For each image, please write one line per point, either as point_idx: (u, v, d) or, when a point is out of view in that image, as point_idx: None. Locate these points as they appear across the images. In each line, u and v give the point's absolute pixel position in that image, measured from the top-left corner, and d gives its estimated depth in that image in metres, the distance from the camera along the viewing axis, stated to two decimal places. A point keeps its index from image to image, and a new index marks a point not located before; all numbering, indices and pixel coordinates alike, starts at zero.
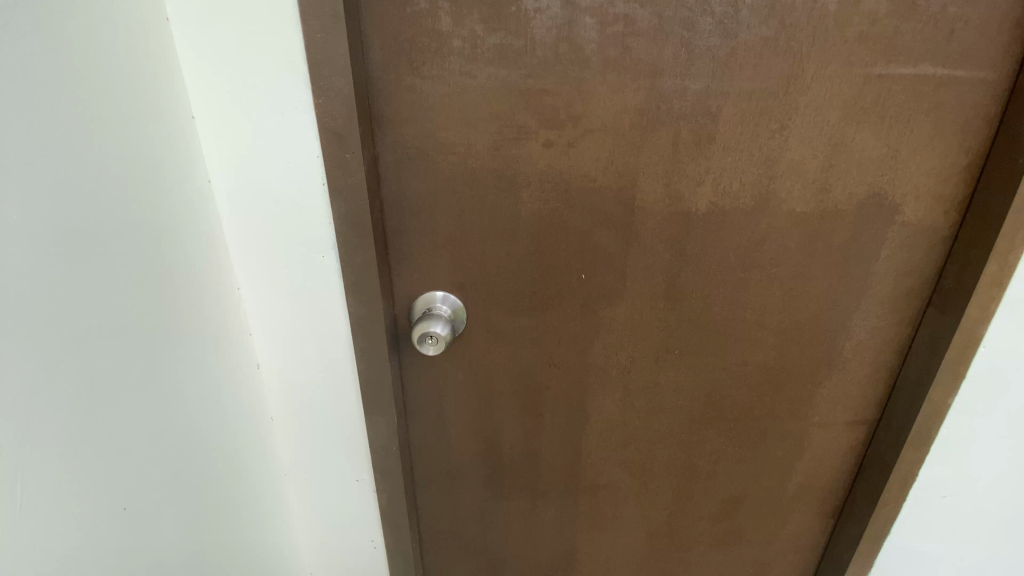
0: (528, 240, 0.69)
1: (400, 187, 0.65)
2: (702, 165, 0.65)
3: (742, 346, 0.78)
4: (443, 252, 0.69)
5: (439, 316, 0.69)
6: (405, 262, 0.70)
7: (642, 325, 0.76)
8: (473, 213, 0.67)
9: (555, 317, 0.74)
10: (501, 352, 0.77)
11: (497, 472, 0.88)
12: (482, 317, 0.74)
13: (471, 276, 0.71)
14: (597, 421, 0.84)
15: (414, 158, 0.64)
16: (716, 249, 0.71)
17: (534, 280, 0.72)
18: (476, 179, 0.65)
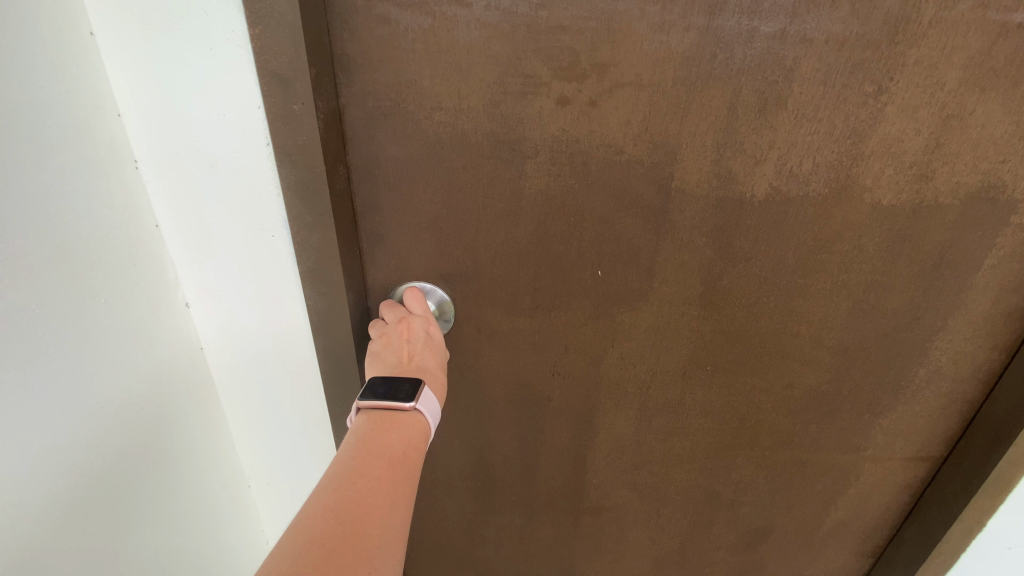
0: (531, 225, 0.55)
1: (372, 151, 0.51)
2: (764, 138, 0.49)
3: (789, 367, 0.64)
4: (427, 234, 0.56)
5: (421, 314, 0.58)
6: (378, 244, 0.57)
7: (668, 334, 0.62)
8: (463, 188, 0.53)
9: (563, 320, 0.61)
10: (494, 358, 0.64)
11: (487, 486, 0.76)
12: (473, 316, 0.61)
13: (460, 266, 0.57)
14: (606, 439, 0.71)
15: (389, 114, 0.49)
16: (770, 247, 0.56)
17: (539, 275, 0.58)
18: (467, 145, 0.50)
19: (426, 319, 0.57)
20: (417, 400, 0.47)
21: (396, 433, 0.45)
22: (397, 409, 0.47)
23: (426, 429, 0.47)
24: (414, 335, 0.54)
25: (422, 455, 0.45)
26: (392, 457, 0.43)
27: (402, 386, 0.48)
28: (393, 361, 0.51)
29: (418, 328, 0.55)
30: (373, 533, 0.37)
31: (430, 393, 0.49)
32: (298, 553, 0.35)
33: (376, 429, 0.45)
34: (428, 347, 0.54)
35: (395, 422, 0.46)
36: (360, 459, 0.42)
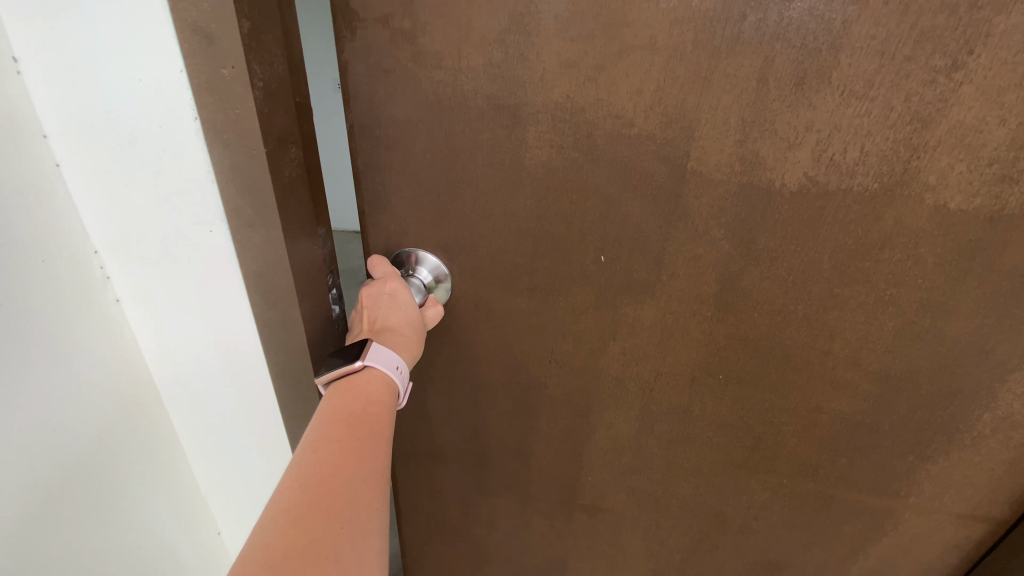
0: (530, 199, 0.51)
1: (372, 108, 0.50)
2: (800, 118, 0.43)
3: (817, 388, 0.56)
4: (424, 200, 0.54)
5: (410, 280, 0.57)
6: (376, 207, 0.56)
7: (675, 335, 0.57)
8: (461, 153, 0.50)
9: (561, 305, 0.57)
10: (487, 337, 0.61)
11: (481, 466, 0.74)
12: (469, 291, 0.58)
13: (458, 237, 0.55)
14: (604, 438, 0.67)
15: (389, 70, 0.48)
16: (802, 247, 0.48)
17: (538, 254, 0.54)
18: (466, 108, 0.48)
19: (385, 279, 0.55)
20: (366, 358, 0.49)
21: (355, 394, 0.48)
22: (353, 371, 0.49)
23: (387, 381, 0.50)
24: (375, 299, 0.54)
25: (384, 408, 0.48)
26: (353, 416, 0.46)
27: (353, 351, 0.50)
28: (359, 333, 0.54)
29: (378, 289, 0.55)
30: (341, 489, 0.41)
31: (384, 348, 0.51)
32: (270, 517, 0.38)
33: (337, 396, 0.48)
34: (384, 309, 0.54)
35: (354, 383, 0.49)
36: (323, 426, 0.45)
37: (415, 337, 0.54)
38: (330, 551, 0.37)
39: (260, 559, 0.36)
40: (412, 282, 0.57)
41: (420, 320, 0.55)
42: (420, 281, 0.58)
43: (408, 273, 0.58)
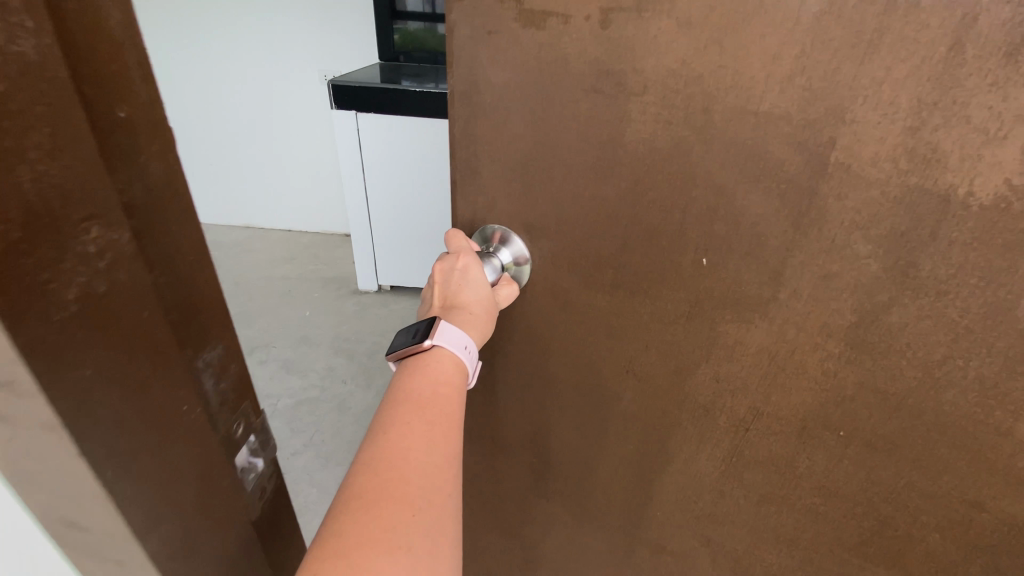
0: (620, 183, 0.45)
1: (467, 68, 0.45)
2: (1008, 103, 0.31)
3: (982, 478, 0.43)
4: (512, 177, 0.49)
5: (488, 258, 0.53)
6: (466, 180, 0.52)
7: (782, 370, 0.46)
8: (554, 124, 0.45)
9: (647, 310, 0.49)
10: (560, 334, 0.55)
11: (541, 468, 0.69)
12: (549, 281, 0.53)
13: (543, 219, 0.50)
14: (679, 472, 0.58)
15: (493, 31, 0.43)
16: (985, 282, 0.36)
17: (627, 247, 0.47)
18: (569, 74, 0.42)
19: (457, 254, 0.52)
20: (434, 338, 0.48)
21: (424, 373, 0.47)
22: (421, 351, 0.48)
23: (456, 361, 0.48)
24: (447, 275, 0.52)
25: (453, 388, 0.47)
26: (421, 399, 0.45)
27: (420, 329, 0.49)
28: (432, 310, 0.53)
29: (451, 265, 0.52)
30: (410, 476, 0.41)
31: (452, 328, 0.49)
32: (342, 505, 0.39)
33: (407, 374, 0.47)
34: (457, 287, 0.51)
35: (421, 365, 0.48)
36: (390, 408, 0.44)
37: (487, 322, 0.52)
38: (401, 541, 0.38)
39: (334, 545, 0.37)
40: (490, 261, 0.52)
41: (492, 305, 0.52)
42: (498, 261, 0.53)
43: (488, 250, 0.53)
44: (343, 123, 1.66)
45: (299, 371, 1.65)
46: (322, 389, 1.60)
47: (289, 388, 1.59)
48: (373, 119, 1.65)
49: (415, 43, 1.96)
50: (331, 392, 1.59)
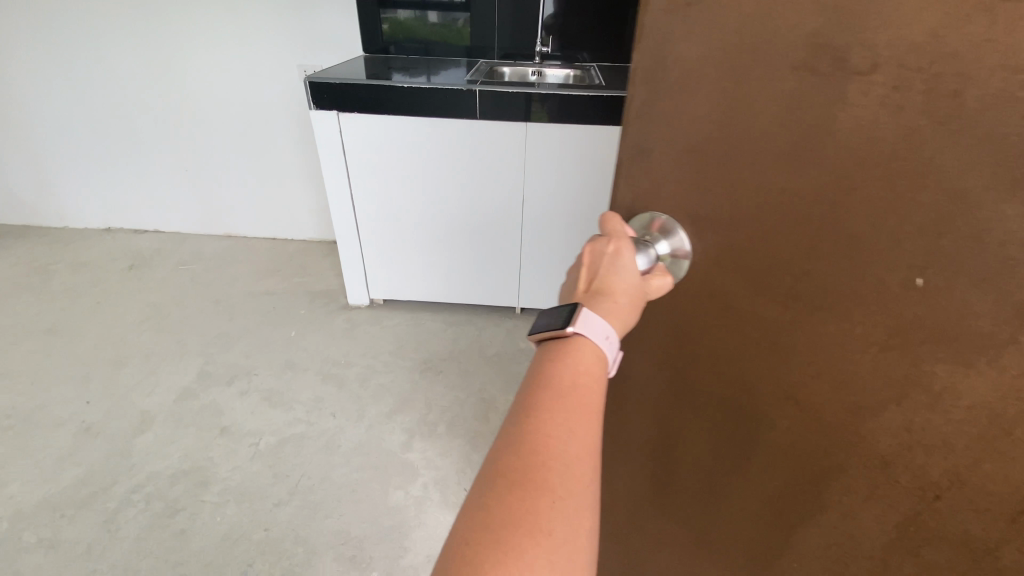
0: (820, 177, 0.38)
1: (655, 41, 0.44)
2: None
3: None
4: (687, 157, 0.45)
5: (643, 246, 0.48)
6: (634, 158, 0.49)
7: (1003, 441, 0.36)
8: (743, 101, 0.40)
9: (829, 328, 0.42)
10: (714, 337, 0.50)
11: (663, 488, 0.62)
12: (707, 275, 0.48)
13: (715, 209, 0.45)
14: (832, 531, 0.48)
15: (691, 3, 0.41)
16: None
17: (816, 250, 0.40)
18: (779, 48, 0.37)
19: (614, 238, 0.48)
20: (577, 326, 0.44)
21: (566, 361, 0.44)
22: (561, 338, 0.44)
23: (596, 352, 0.44)
24: (597, 257, 0.48)
25: (595, 381, 0.44)
26: (564, 388, 0.42)
27: (561, 313, 0.45)
28: (572, 296, 0.49)
29: (602, 247, 0.48)
30: (553, 465, 0.39)
31: (594, 318, 0.45)
32: (487, 485, 0.39)
33: (547, 362, 0.44)
34: (605, 271, 0.47)
35: (560, 350, 0.44)
36: (532, 395, 0.42)
37: (628, 315, 0.47)
38: (544, 526, 0.37)
39: (481, 522, 0.38)
40: (644, 250, 0.47)
41: (638, 299, 0.47)
42: (653, 251, 0.48)
43: (643, 239, 0.48)
44: (326, 123, 1.69)
45: (282, 404, 1.62)
46: (308, 424, 1.56)
47: (272, 425, 1.55)
48: (355, 119, 1.68)
49: (403, 31, 2.07)
50: (318, 427, 1.55)
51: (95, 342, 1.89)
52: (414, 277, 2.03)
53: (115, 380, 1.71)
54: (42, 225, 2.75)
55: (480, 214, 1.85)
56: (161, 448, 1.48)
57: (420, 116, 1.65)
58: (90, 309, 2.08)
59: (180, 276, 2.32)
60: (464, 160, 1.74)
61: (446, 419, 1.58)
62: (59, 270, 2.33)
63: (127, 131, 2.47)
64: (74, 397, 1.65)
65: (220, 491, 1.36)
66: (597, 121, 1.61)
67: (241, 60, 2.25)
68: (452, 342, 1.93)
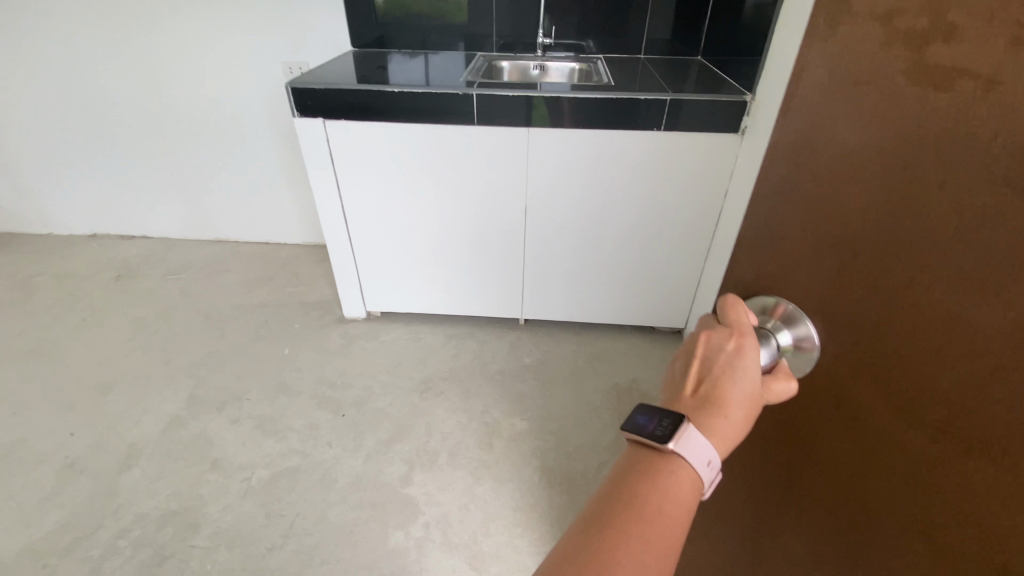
0: (1007, 306, 0.30)
1: (818, 122, 0.44)
2: None
3: None
4: (829, 242, 0.44)
5: (764, 337, 0.50)
6: (778, 225, 0.50)
7: None
8: (910, 198, 0.36)
9: (980, 473, 0.33)
10: (836, 435, 0.46)
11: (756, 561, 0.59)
12: (839, 371, 0.44)
13: (856, 300, 0.41)
14: None
15: (862, 84, 0.39)
16: None
17: (980, 376, 0.33)
18: (971, 152, 0.32)
19: (733, 331, 0.50)
20: (676, 448, 0.48)
21: (660, 479, 0.48)
22: (661, 449, 0.49)
23: (691, 475, 0.48)
24: (711, 352, 0.52)
25: (680, 507, 0.48)
26: (651, 510, 0.47)
27: (668, 417, 0.50)
28: (680, 389, 0.53)
29: (721, 343, 0.51)
30: None
31: (698, 436, 0.48)
32: None
33: (640, 471, 0.49)
34: (718, 377, 0.50)
35: (657, 459, 0.49)
36: (619, 510, 0.48)
37: (741, 416, 0.50)
38: None
39: None
40: (763, 342, 0.50)
41: (757, 394, 0.49)
42: (774, 341, 0.49)
43: (763, 330, 0.51)
44: (311, 131, 1.56)
45: (275, 433, 1.54)
46: (302, 455, 1.47)
47: (264, 458, 1.47)
48: (342, 125, 1.55)
49: (400, 7, 1.94)
50: (313, 459, 1.46)
51: (81, 365, 1.80)
52: (412, 288, 1.93)
53: (102, 407, 1.63)
54: (28, 232, 2.65)
55: (481, 224, 1.73)
56: (149, 485, 1.40)
57: (413, 121, 1.52)
58: (76, 327, 1.98)
59: (170, 287, 2.22)
60: (461, 167, 1.61)
61: (449, 448, 1.49)
62: (43, 283, 2.24)
63: (105, 134, 2.33)
64: (58, 428, 1.57)
65: (211, 535, 1.28)
66: (606, 124, 1.48)
67: (220, 57, 2.10)
68: (454, 358, 1.83)
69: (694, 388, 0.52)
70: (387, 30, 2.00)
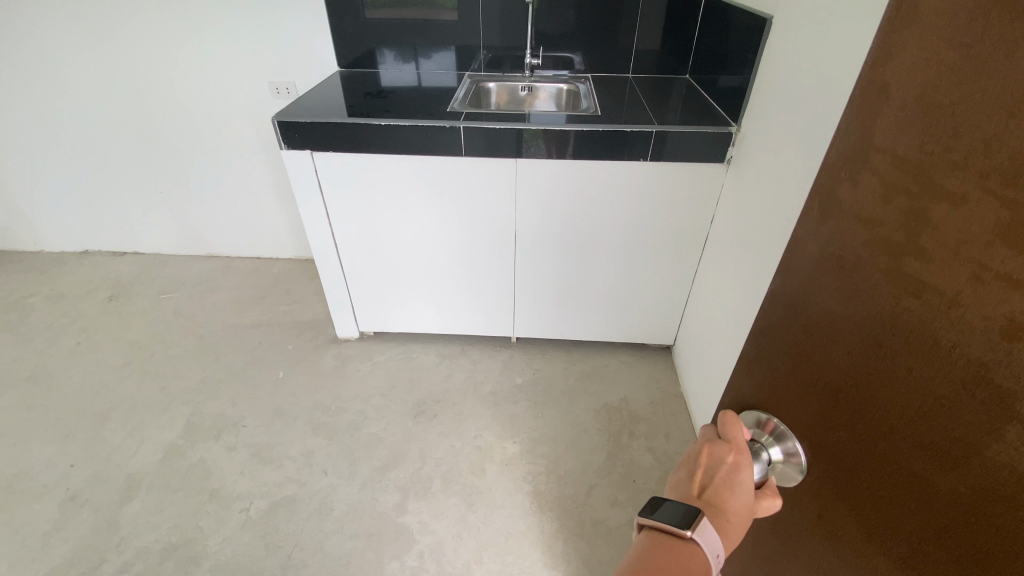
0: (964, 489, 0.33)
1: (813, 288, 0.48)
2: None
3: None
4: (815, 387, 0.48)
5: (756, 451, 0.55)
6: (774, 358, 0.55)
7: None
8: (886, 372, 0.39)
9: None
10: (820, 556, 0.50)
11: None
12: (823, 499, 0.49)
13: (839, 444, 0.45)
14: None
15: (843, 264, 0.44)
16: None
17: (934, 537, 0.36)
18: (937, 354, 0.35)
19: (732, 445, 0.55)
20: (694, 535, 0.51)
21: (677, 565, 0.51)
22: (678, 536, 0.52)
23: (705, 565, 0.51)
24: (712, 461, 0.56)
25: None
26: None
27: (680, 512, 0.53)
28: (686, 493, 0.57)
29: (722, 453, 0.56)
30: None
31: (710, 530, 0.52)
32: None
33: (659, 558, 0.52)
34: (722, 482, 0.55)
35: (674, 546, 0.52)
36: None
37: (742, 522, 0.53)
38: None
39: None
40: (756, 458, 0.55)
41: (753, 503, 0.54)
42: (766, 456, 0.55)
43: (756, 444, 0.56)
44: (298, 161, 1.57)
45: (272, 461, 1.57)
46: (298, 484, 1.51)
47: (262, 487, 1.50)
48: (329, 156, 1.56)
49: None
50: (310, 487, 1.50)
51: (77, 392, 1.82)
52: (404, 309, 1.95)
53: (101, 438, 1.66)
54: (18, 249, 2.64)
55: (471, 250, 1.75)
56: (149, 518, 1.43)
57: (400, 153, 1.53)
58: (71, 352, 2.00)
59: (163, 307, 2.23)
60: (448, 195, 1.61)
61: (442, 474, 1.53)
62: (36, 305, 2.24)
63: (89, 155, 2.31)
64: (58, 459, 1.59)
65: (212, 568, 1.32)
66: (593, 155, 1.48)
67: (204, 76, 2.08)
68: (447, 379, 1.86)
69: (698, 491, 0.57)
70: (373, 42, 1.97)
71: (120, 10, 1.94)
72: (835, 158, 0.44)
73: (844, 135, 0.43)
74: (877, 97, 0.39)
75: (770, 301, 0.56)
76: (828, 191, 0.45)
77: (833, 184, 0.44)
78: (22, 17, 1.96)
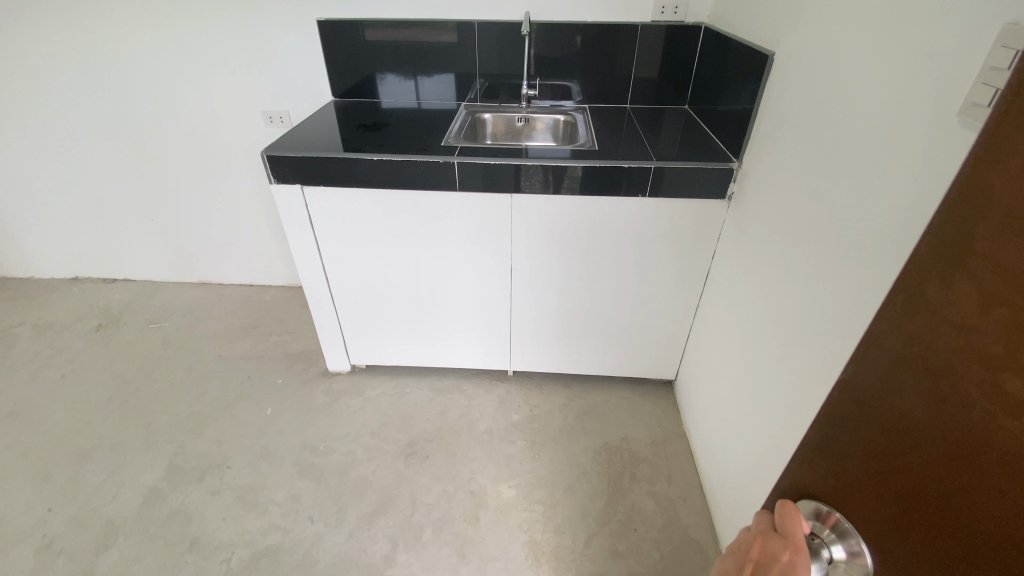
0: None
1: (892, 389, 0.39)
2: None
3: None
4: (890, 507, 0.39)
5: (816, 550, 0.45)
6: (838, 459, 0.46)
7: None
8: (983, 512, 0.30)
9: None
10: None
11: None
12: None
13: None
14: None
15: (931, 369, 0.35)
16: None
17: None
18: None
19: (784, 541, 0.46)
20: None
21: None
22: None
23: None
24: (761, 558, 0.48)
25: None
26: None
27: None
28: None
29: (772, 549, 0.47)
30: None
31: None
32: None
33: None
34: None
35: None
36: None
37: None
38: None
39: None
40: (814, 557, 0.45)
41: None
42: (828, 554, 0.44)
43: (816, 540, 0.46)
44: (289, 196, 1.53)
45: (257, 507, 1.51)
46: (283, 532, 1.44)
47: (244, 536, 1.43)
48: (320, 191, 1.52)
49: (387, 24, 1.86)
50: (296, 536, 1.43)
51: (58, 429, 1.76)
52: (397, 343, 1.89)
53: (80, 480, 1.59)
54: (7, 275, 2.60)
55: (465, 284, 1.70)
56: (125, 569, 1.36)
57: (392, 188, 1.49)
58: (54, 385, 1.94)
59: (152, 338, 2.18)
60: (443, 230, 1.57)
61: (434, 522, 1.46)
62: (22, 335, 2.19)
63: (80, 182, 2.29)
64: (34, 502, 1.52)
65: None
66: (590, 191, 1.45)
67: (198, 105, 2.06)
68: (441, 416, 1.80)
69: None
70: (369, 71, 1.96)
71: (114, 41, 1.93)
72: (928, 241, 0.36)
73: (938, 218, 0.35)
74: (979, 177, 0.31)
75: (837, 392, 0.47)
76: (915, 280, 0.37)
77: (918, 277, 0.36)
78: (16, 46, 1.95)
